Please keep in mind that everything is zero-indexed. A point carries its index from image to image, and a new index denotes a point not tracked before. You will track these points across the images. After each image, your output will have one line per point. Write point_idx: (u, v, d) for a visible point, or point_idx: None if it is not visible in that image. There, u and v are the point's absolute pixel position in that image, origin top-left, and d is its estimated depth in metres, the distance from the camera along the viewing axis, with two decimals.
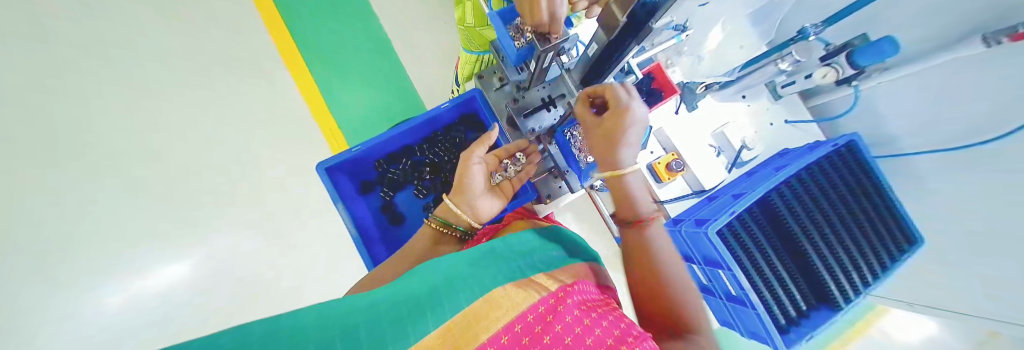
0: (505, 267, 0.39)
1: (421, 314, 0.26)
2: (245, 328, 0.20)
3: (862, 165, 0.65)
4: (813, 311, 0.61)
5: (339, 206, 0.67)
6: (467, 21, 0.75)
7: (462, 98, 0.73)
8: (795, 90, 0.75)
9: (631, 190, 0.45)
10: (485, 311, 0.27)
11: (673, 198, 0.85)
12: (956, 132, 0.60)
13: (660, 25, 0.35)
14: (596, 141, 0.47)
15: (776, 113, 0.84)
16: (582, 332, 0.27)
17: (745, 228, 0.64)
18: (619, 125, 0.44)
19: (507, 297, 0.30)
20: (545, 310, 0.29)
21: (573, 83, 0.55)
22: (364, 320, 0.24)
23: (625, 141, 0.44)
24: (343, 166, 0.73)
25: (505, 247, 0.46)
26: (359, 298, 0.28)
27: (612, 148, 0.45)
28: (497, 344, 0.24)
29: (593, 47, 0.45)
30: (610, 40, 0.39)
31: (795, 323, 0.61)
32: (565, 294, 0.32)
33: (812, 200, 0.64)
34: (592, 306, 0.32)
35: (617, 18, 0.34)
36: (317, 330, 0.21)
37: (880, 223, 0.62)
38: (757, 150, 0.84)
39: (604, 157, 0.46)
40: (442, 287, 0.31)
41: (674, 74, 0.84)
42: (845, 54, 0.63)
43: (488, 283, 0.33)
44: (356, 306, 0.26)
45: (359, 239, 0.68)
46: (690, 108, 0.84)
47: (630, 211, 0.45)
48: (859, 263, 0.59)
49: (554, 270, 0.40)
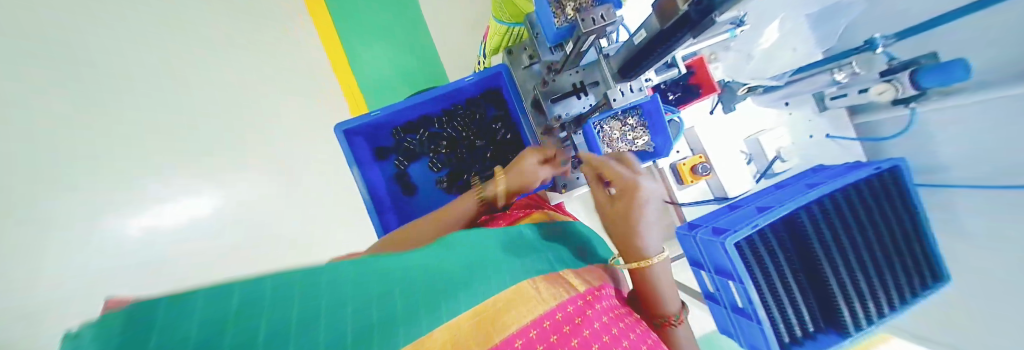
0: (536, 259, 0.40)
1: (443, 299, 0.29)
2: (287, 276, 0.24)
3: (904, 194, 0.60)
4: (821, 335, 0.59)
5: (354, 171, 0.68)
6: None
7: (487, 73, 0.69)
8: (845, 104, 0.69)
9: (658, 281, 0.44)
10: (512, 307, 0.30)
11: (691, 202, 0.80)
12: (986, 171, 0.58)
13: (721, 20, 0.31)
14: (613, 222, 0.46)
15: (817, 125, 0.79)
16: (609, 341, 0.29)
17: (765, 243, 0.60)
18: (633, 208, 0.43)
19: (538, 293, 0.32)
20: (574, 311, 0.31)
21: (609, 71, 0.52)
22: (385, 294, 0.27)
23: (642, 223, 0.43)
24: (362, 130, 0.73)
25: (533, 235, 0.48)
26: (387, 262, 0.31)
27: (631, 235, 0.44)
28: (524, 339, 0.27)
29: (640, 35, 0.40)
30: (662, 31, 0.36)
31: (797, 342, 0.59)
32: (594, 299, 0.34)
33: (841, 225, 0.60)
34: (619, 315, 0.34)
35: (678, 6, 0.29)
36: (343, 299, 0.25)
37: (907, 253, 0.59)
38: (790, 162, 0.79)
39: (623, 246, 0.45)
40: (471, 271, 0.34)
41: (718, 70, 0.78)
42: (909, 72, 0.56)
43: (517, 276, 0.35)
44: (382, 273, 0.29)
45: (371, 205, 0.70)
46: (727, 110, 0.80)
47: (656, 306, 0.45)
48: (879, 294, 0.57)
49: (581, 269, 0.41)
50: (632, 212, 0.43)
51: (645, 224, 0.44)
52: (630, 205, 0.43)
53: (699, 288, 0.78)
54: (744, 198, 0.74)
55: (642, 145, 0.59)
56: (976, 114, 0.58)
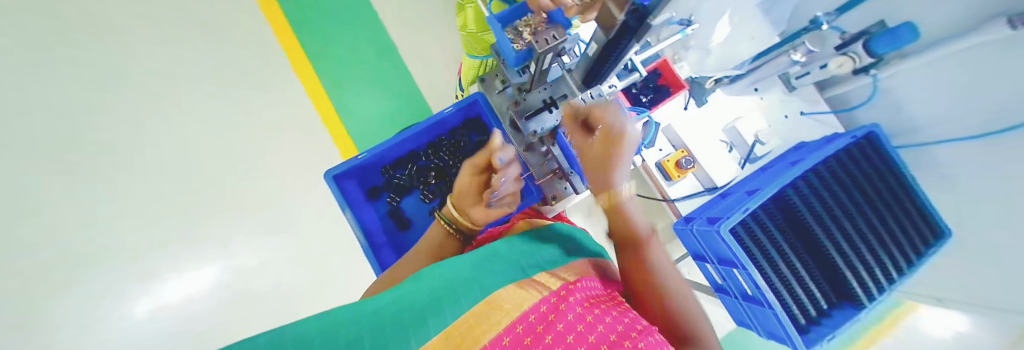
0: (509, 268, 0.39)
1: (423, 321, 0.26)
2: (250, 341, 0.20)
3: (886, 158, 0.62)
4: (834, 311, 0.58)
5: (346, 212, 0.69)
6: (468, 28, 0.76)
7: (465, 102, 0.73)
8: (810, 81, 0.72)
9: (627, 212, 0.42)
10: (487, 315, 0.27)
11: (683, 197, 0.82)
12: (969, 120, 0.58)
13: (659, 23, 0.34)
14: (588, 155, 0.44)
15: (792, 105, 0.81)
16: (584, 330, 0.27)
17: (760, 226, 0.61)
18: (615, 143, 0.40)
19: (508, 298, 0.30)
20: (547, 310, 0.29)
21: (573, 84, 0.56)
22: (365, 330, 0.24)
23: (620, 161, 0.41)
24: (351, 173, 0.75)
25: (507, 250, 0.45)
26: (355, 311, 0.28)
27: (605, 169, 0.42)
28: (500, 346, 0.24)
29: (592, 46, 0.44)
30: (609, 39, 0.39)
31: (813, 323, 0.58)
32: (567, 292, 0.32)
33: (832, 197, 0.61)
34: (595, 303, 0.32)
35: (616, 16, 0.33)
36: (312, 343, 0.21)
37: (900, 214, 0.59)
38: (770, 144, 0.81)
39: (597, 179, 0.44)
40: (443, 292, 0.31)
41: (683, 69, 0.84)
42: (861, 42, 0.61)
43: (489, 285, 0.33)
44: (355, 318, 0.26)
45: (367, 244, 0.70)
46: (699, 104, 0.82)
47: (623, 228, 0.42)
48: (883, 260, 0.56)
49: (556, 268, 0.40)
50: (610, 147, 0.41)
51: (622, 162, 0.41)
52: (609, 144, 0.40)
53: (708, 283, 0.77)
54: (734, 185, 0.75)
55: None
56: (948, 65, 0.59)
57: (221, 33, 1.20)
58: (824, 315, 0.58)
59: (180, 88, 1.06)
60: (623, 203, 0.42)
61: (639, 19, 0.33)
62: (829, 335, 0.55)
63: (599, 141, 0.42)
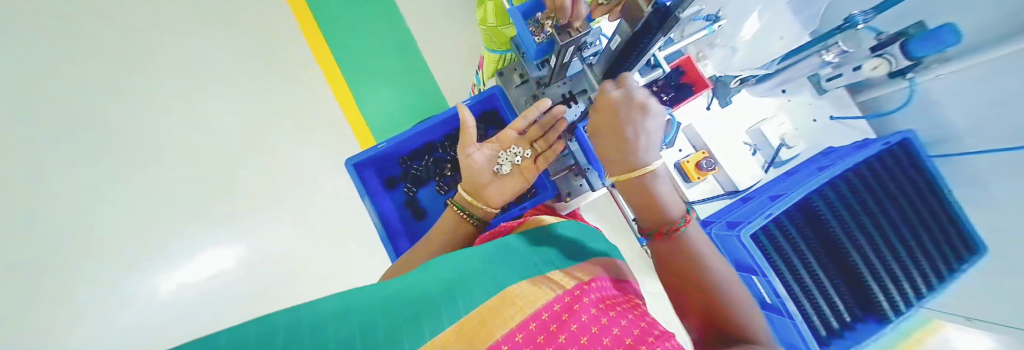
0: (523, 263, 0.38)
1: (435, 311, 0.26)
2: (270, 319, 0.20)
3: (921, 168, 0.59)
4: (859, 324, 0.55)
5: (365, 200, 0.70)
6: (489, 22, 0.76)
7: (483, 95, 0.74)
8: (842, 83, 0.71)
9: (651, 190, 0.44)
10: (499, 310, 0.27)
11: (703, 200, 0.79)
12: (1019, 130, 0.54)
13: (687, 15, 0.33)
14: (602, 141, 0.47)
15: (820, 108, 0.77)
16: (598, 332, 0.26)
17: (783, 233, 0.60)
18: (616, 116, 0.44)
19: (522, 294, 0.30)
20: (560, 309, 0.29)
21: (594, 78, 0.54)
22: (379, 316, 0.24)
23: (628, 132, 0.45)
24: (371, 162, 0.77)
25: (520, 244, 0.45)
26: (369, 294, 0.28)
27: (620, 147, 0.45)
28: (512, 343, 0.24)
29: (616, 39, 0.43)
30: (633, 31, 0.38)
31: (836, 335, 0.55)
32: (581, 293, 0.31)
33: (862, 206, 0.59)
34: (610, 304, 0.31)
35: (642, 8, 0.32)
36: (328, 327, 0.21)
37: (938, 226, 0.55)
38: (798, 148, 0.78)
39: (616, 162, 0.46)
40: (456, 283, 0.31)
41: (706, 67, 0.82)
42: (897, 44, 0.59)
43: (502, 280, 0.33)
44: (370, 303, 0.27)
45: (384, 232, 0.71)
46: (723, 103, 0.80)
47: (654, 215, 0.43)
48: (914, 272, 0.53)
49: (570, 267, 0.39)
50: (614, 120, 0.45)
51: (630, 133, 0.45)
52: (611, 116, 0.45)
53: None
54: (757, 189, 0.73)
55: None
56: (990, 71, 0.56)
57: (256, 32, 1.29)
58: (847, 328, 0.55)
59: (213, 82, 1.14)
60: (645, 176, 0.44)
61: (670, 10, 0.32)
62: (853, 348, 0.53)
63: (603, 119, 0.46)
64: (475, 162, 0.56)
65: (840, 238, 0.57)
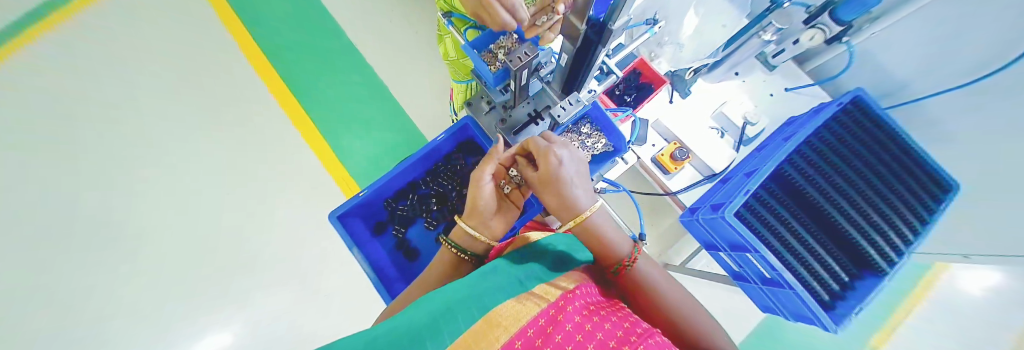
0: (507, 282, 0.39)
1: (420, 343, 0.26)
2: None
3: (878, 121, 0.63)
4: (857, 282, 0.55)
5: (352, 251, 0.69)
6: (450, 56, 0.81)
7: (456, 127, 0.76)
8: (788, 57, 0.72)
9: (598, 232, 0.49)
10: (485, 332, 0.28)
11: (684, 188, 0.81)
12: (965, 65, 0.58)
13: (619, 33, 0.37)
14: (546, 192, 0.50)
15: (774, 83, 0.82)
16: (583, 339, 0.26)
17: (765, 207, 0.61)
18: (552, 177, 0.48)
19: (508, 314, 0.31)
20: (545, 323, 0.29)
21: (554, 94, 0.60)
22: None
23: (567, 183, 0.48)
24: (354, 211, 0.77)
25: (506, 264, 0.45)
26: (350, 339, 0.28)
27: (564, 198, 0.49)
28: None
29: (565, 56, 0.46)
30: (578, 48, 0.42)
31: (839, 298, 0.55)
32: (565, 302, 0.32)
33: (829, 166, 0.61)
34: (594, 310, 0.32)
35: (578, 26, 0.35)
36: None
37: (905, 176, 0.57)
38: (761, 123, 0.81)
39: (561, 210, 0.50)
40: (441, 314, 0.31)
41: (660, 64, 0.89)
42: (826, 13, 0.60)
43: (487, 302, 0.33)
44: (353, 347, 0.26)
45: (377, 279, 0.69)
46: (683, 95, 0.86)
47: (610, 256, 0.48)
48: (894, 221, 0.54)
49: (556, 279, 0.40)
50: (554, 178, 0.48)
51: (569, 183, 0.48)
52: (548, 175, 0.48)
53: (725, 272, 0.76)
54: (732, 169, 0.74)
55: (601, 147, 0.64)
56: (924, 19, 0.60)
57: (234, 105, 1.36)
58: (847, 288, 0.55)
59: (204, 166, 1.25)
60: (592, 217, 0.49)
61: (597, 32, 0.37)
62: (858, 307, 0.52)
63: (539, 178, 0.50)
64: (481, 205, 0.53)
65: (819, 202, 0.59)
